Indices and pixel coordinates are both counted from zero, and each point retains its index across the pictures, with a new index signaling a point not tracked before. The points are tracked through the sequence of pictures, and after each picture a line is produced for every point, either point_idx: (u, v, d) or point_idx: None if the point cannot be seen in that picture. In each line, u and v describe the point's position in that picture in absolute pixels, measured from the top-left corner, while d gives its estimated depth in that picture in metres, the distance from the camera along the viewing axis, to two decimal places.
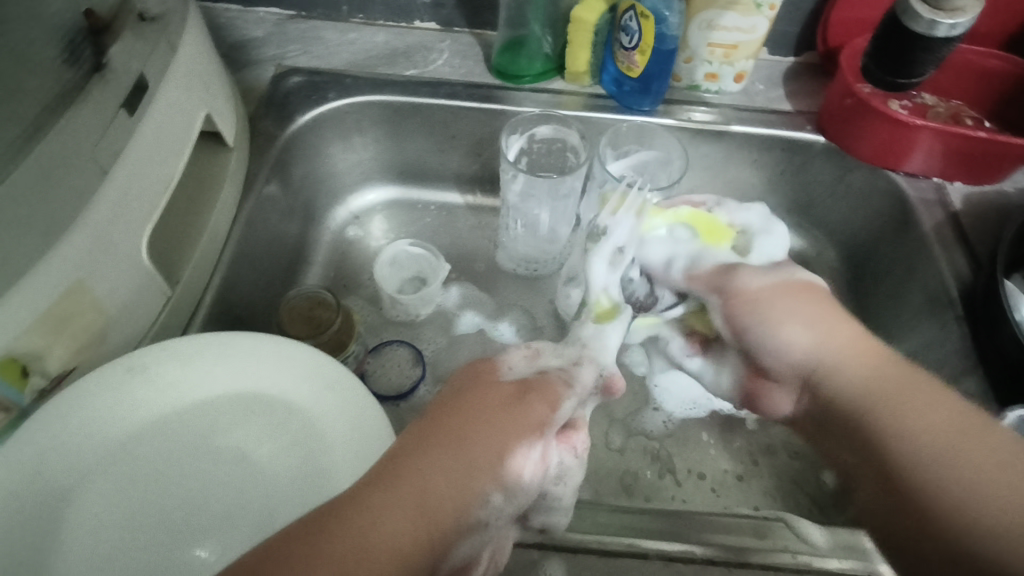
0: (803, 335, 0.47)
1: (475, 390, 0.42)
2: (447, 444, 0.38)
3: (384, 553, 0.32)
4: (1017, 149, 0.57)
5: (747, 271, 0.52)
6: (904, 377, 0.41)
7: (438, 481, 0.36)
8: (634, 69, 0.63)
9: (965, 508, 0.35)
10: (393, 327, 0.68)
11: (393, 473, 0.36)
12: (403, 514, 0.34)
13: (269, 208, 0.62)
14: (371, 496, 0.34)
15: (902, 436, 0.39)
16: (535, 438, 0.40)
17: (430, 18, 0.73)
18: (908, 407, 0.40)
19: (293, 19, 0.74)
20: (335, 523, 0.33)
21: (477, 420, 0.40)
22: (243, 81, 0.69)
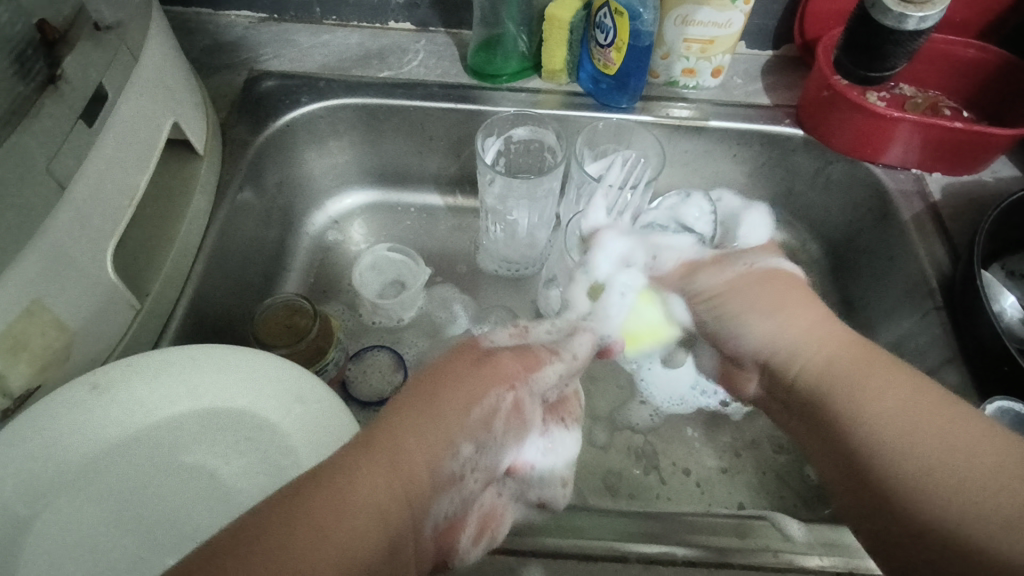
0: (761, 327, 0.47)
1: (448, 351, 0.42)
2: (419, 407, 0.38)
3: (365, 517, 0.33)
4: (995, 139, 0.57)
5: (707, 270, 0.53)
6: (870, 360, 0.42)
7: (414, 442, 0.36)
8: (611, 66, 0.63)
9: (926, 475, 0.35)
10: (373, 332, 0.68)
11: (367, 442, 0.36)
12: (379, 477, 0.34)
13: (243, 214, 0.61)
14: (353, 461, 0.34)
15: (866, 428, 0.39)
16: (505, 389, 0.40)
17: (405, 19, 0.72)
18: (874, 389, 0.40)
19: (265, 22, 0.73)
20: (307, 496, 0.32)
21: (448, 381, 0.39)
22: (215, 86, 0.68)
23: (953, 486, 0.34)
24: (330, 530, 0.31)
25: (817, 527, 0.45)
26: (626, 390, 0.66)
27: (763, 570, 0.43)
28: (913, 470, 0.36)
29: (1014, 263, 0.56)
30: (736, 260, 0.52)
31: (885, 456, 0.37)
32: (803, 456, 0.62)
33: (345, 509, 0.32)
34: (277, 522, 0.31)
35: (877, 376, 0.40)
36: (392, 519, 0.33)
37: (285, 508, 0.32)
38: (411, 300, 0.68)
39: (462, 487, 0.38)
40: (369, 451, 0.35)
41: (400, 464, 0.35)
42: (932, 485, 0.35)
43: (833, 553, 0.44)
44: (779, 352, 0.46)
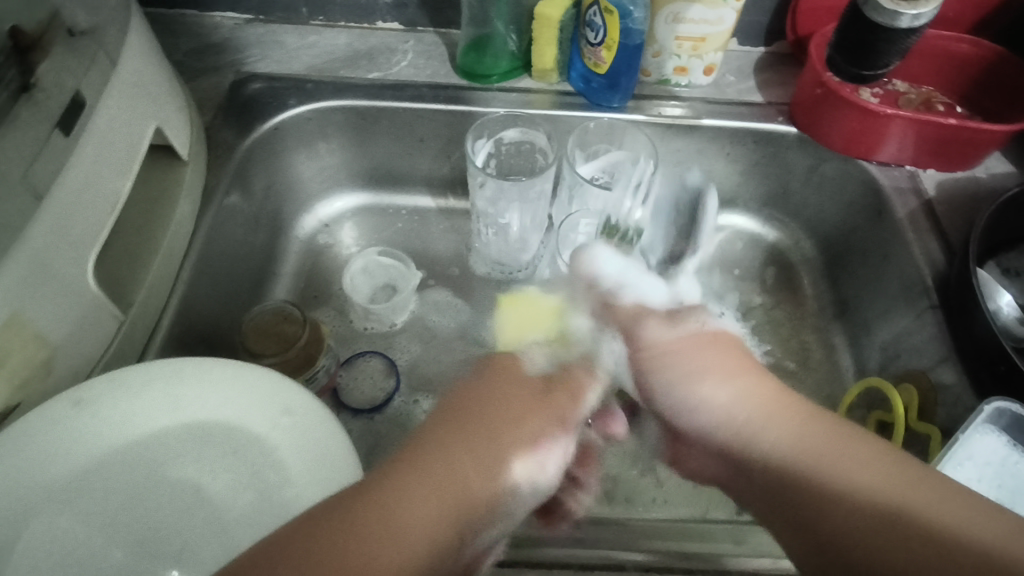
0: (718, 395, 0.45)
1: (498, 381, 0.46)
2: (477, 436, 0.41)
3: (412, 538, 0.35)
4: (990, 135, 0.56)
5: (654, 322, 0.52)
6: (840, 437, 0.38)
7: (467, 463, 0.39)
8: (601, 65, 0.62)
9: (849, 541, 0.34)
10: (365, 338, 0.67)
11: (418, 459, 0.39)
12: (431, 495, 0.37)
13: (230, 220, 0.60)
14: (401, 477, 0.37)
15: (839, 501, 0.35)
16: (557, 427, 0.45)
17: (393, 18, 0.71)
18: (833, 462, 0.37)
19: (250, 23, 0.72)
20: (353, 515, 0.34)
21: (486, 402, 0.44)
22: (200, 89, 0.67)
23: (862, 552, 0.33)
24: (379, 548, 0.34)
25: None
26: None
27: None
28: (846, 517, 0.35)
29: (1011, 260, 0.55)
30: (687, 319, 0.51)
31: (835, 517, 0.35)
32: None
33: (392, 530, 0.34)
34: (317, 548, 0.33)
35: (847, 448, 0.37)
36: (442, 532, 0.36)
37: (330, 528, 0.33)
38: (403, 304, 0.67)
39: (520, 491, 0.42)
40: (411, 470, 0.37)
41: (453, 481, 0.38)
42: (857, 552, 0.34)
43: None
44: (727, 425, 0.43)
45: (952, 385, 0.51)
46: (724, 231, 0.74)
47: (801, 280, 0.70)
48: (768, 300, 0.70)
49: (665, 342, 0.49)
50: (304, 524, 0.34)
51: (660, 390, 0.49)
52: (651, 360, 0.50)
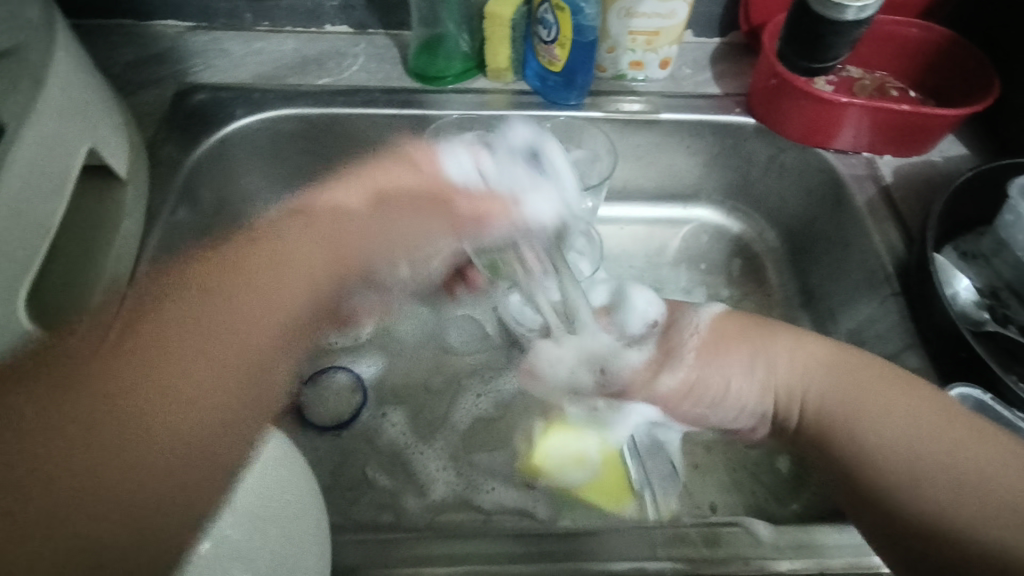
0: (783, 365, 0.50)
1: (299, 218, 0.55)
2: (220, 285, 0.47)
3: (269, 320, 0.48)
4: (941, 120, 0.57)
5: (662, 370, 0.55)
6: (870, 382, 0.47)
7: (258, 322, 0.47)
8: (556, 63, 0.61)
9: (953, 516, 0.40)
10: (328, 352, 0.65)
11: (153, 337, 0.42)
12: (190, 360, 0.41)
13: (178, 239, 0.58)
14: (162, 330, 0.43)
15: (881, 443, 0.44)
16: (361, 198, 0.59)
17: (341, 21, 0.69)
18: (874, 408, 0.46)
19: (193, 31, 0.69)
20: (155, 338, 0.42)
21: (231, 279, 0.48)
22: (141, 103, 0.64)
23: (966, 473, 0.41)
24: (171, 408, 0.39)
25: (786, 528, 0.43)
26: None
27: None
28: (919, 463, 0.42)
29: (965, 243, 0.56)
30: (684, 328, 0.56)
31: (897, 465, 0.43)
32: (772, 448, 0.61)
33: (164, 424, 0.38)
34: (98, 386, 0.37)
35: (874, 389, 0.46)
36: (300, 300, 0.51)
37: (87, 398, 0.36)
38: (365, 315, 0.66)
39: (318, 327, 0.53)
40: (164, 373, 0.40)
41: (236, 336, 0.45)
42: (918, 489, 0.41)
43: (803, 555, 0.42)
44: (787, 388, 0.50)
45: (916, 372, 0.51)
46: (688, 224, 0.74)
47: (767, 270, 0.70)
48: (735, 292, 0.70)
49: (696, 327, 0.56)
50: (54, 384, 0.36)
51: (709, 402, 0.53)
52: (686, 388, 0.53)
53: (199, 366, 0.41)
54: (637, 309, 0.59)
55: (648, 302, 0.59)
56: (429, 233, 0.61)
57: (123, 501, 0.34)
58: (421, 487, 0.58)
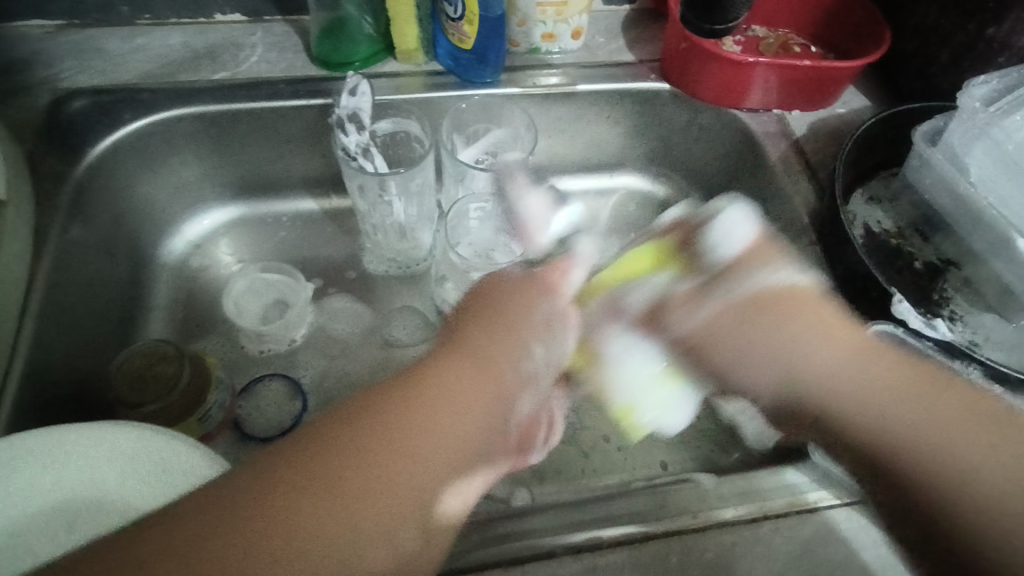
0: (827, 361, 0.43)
1: (488, 295, 0.48)
2: (400, 412, 0.39)
3: (404, 479, 0.37)
4: (842, 71, 0.59)
5: (679, 301, 0.49)
6: (919, 379, 0.40)
7: (446, 427, 0.40)
8: (466, 41, 0.59)
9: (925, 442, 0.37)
10: (261, 362, 0.62)
11: (323, 464, 0.36)
12: (380, 510, 0.36)
13: (77, 259, 0.53)
14: (299, 500, 0.35)
15: (955, 460, 0.36)
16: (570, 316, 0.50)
17: (232, 9, 0.64)
18: (890, 393, 0.40)
19: (64, 29, 0.63)
20: (314, 465, 0.36)
21: (486, 331, 0.46)
22: (11, 114, 0.57)
23: (973, 480, 0.35)
24: (269, 539, 0.33)
25: (729, 478, 0.45)
26: None
27: (686, 532, 0.42)
28: (883, 403, 0.39)
29: (873, 188, 0.59)
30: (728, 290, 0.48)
31: (852, 404, 0.40)
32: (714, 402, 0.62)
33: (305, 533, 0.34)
34: (223, 514, 0.33)
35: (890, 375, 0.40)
36: (461, 448, 0.40)
37: (279, 476, 0.35)
38: (297, 319, 0.63)
39: (523, 394, 0.46)
40: (347, 462, 0.37)
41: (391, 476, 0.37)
42: (913, 461, 0.37)
43: (746, 501, 0.44)
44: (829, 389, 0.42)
45: None
46: (618, 194, 0.74)
47: None
48: None
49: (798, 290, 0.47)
50: (291, 444, 0.37)
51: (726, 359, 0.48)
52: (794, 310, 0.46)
53: (378, 511, 0.36)
54: (724, 240, 0.49)
55: (739, 230, 0.48)
56: (533, 317, 0.48)
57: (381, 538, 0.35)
58: None
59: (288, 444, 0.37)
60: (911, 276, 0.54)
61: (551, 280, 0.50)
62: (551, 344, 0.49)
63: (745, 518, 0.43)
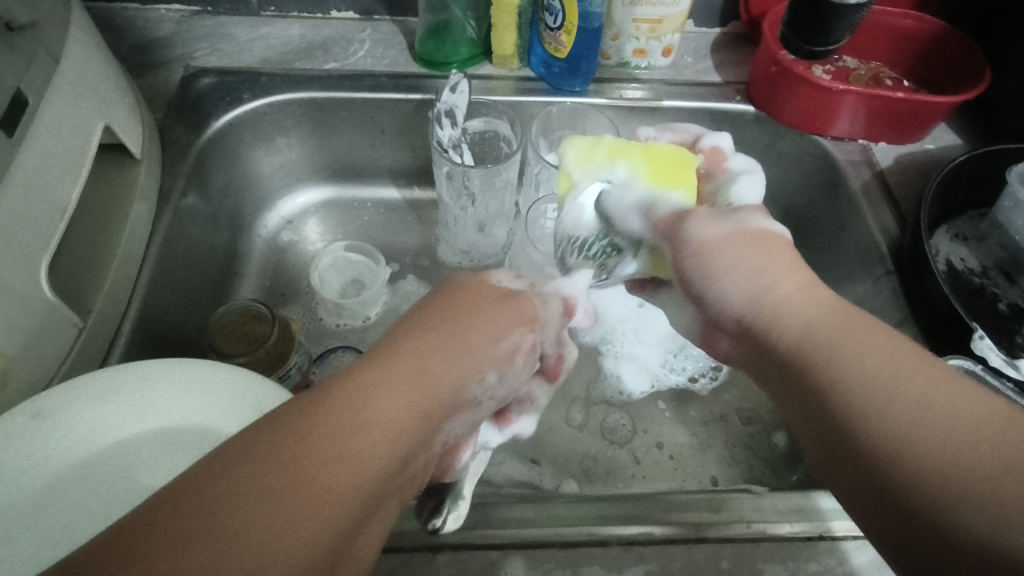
0: (736, 290, 0.43)
1: (468, 294, 0.43)
2: (330, 424, 0.31)
3: (334, 474, 0.30)
4: (935, 106, 0.59)
5: (698, 220, 0.47)
6: (850, 319, 0.37)
7: (376, 435, 0.32)
8: (561, 50, 0.62)
9: (915, 437, 0.30)
10: (335, 335, 0.66)
11: (230, 469, 0.28)
12: (267, 530, 0.27)
13: (190, 220, 0.59)
14: (199, 493, 0.27)
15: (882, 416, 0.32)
16: (526, 329, 0.44)
17: (347, 7, 0.70)
18: (855, 343, 0.35)
19: (198, 15, 0.69)
20: (225, 484, 0.27)
21: (420, 348, 0.37)
22: (148, 86, 0.64)
23: (960, 463, 0.29)
24: None
25: (788, 494, 0.45)
26: (594, 370, 0.65)
27: (740, 541, 0.43)
28: (878, 395, 0.33)
29: (959, 225, 0.58)
30: (731, 215, 0.46)
31: (858, 392, 0.33)
32: (770, 425, 0.62)
33: (238, 562, 0.25)
34: (184, 523, 0.25)
35: (862, 330, 0.36)
36: (408, 434, 0.34)
37: (172, 509, 0.26)
38: (374, 298, 0.66)
39: (459, 417, 0.40)
40: (282, 469, 0.28)
41: (311, 486, 0.29)
42: (914, 464, 0.30)
43: (804, 518, 0.44)
44: (760, 313, 0.41)
45: None
46: None
47: None
48: None
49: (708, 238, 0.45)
50: (241, 437, 0.29)
51: (703, 275, 0.45)
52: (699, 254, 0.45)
53: (263, 525, 0.27)
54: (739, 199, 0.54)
55: (753, 192, 0.55)
56: (507, 331, 0.42)
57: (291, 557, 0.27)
58: None
59: (220, 456, 0.28)
60: (993, 317, 0.53)
61: (530, 310, 0.45)
62: (506, 370, 0.43)
63: (801, 536, 0.43)
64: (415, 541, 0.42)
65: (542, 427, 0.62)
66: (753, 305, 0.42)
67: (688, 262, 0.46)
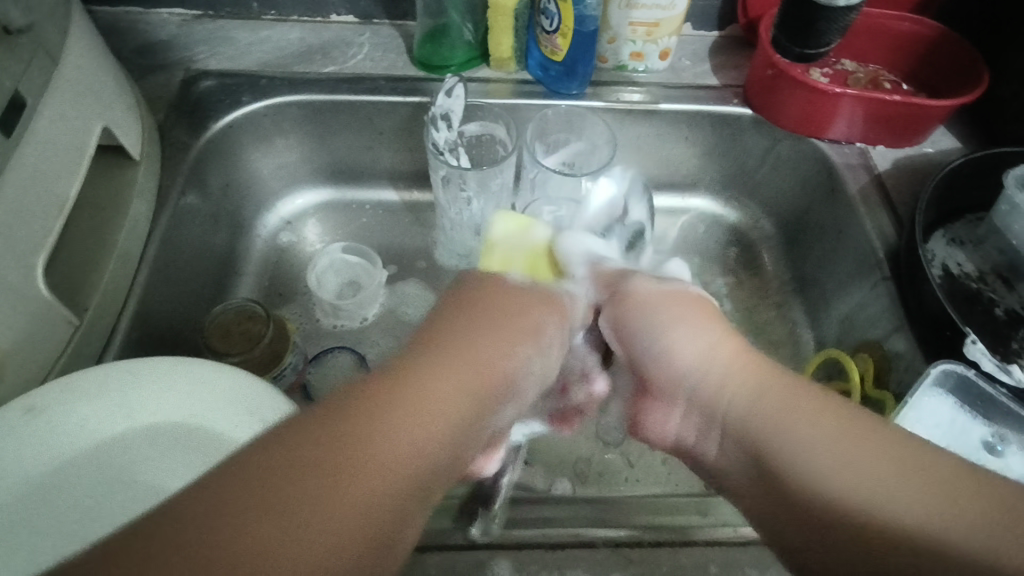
0: (690, 348, 0.43)
1: (505, 278, 0.47)
2: (395, 402, 0.33)
3: (405, 449, 0.32)
4: (932, 110, 0.58)
5: (642, 279, 0.50)
6: (773, 380, 0.38)
7: (438, 418, 0.34)
8: (558, 53, 0.62)
9: (874, 514, 0.30)
10: (333, 335, 0.66)
11: (322, 432, 0.30)
12: (335, 501, 0.28)
13: (189, 219, 0.59)
14: (283, 452, 0.29)
15: (827, 497, 0.32)
16: (557, 320, 0.47)
17: (346, 11, 0.70)
18: (798, 421, 0.35)
19: (200, 19, 0.70)
20: (302, 445, 0.29)
21: (467, 339, 0.40)
22: (149, 88, 0.65)
23: (937, 548, 0.28)
24: (279, 538, 0.26)
25: None
26: None
27: (728, 545, 0.42)
28: (835, 475, 0.32)
29: (956, 229, 0.57)
30: (671, 279, 0.50)
31: (817, 470, 0.33)
32: None
33: (309, 522, 0.27)
34: (238, 496, 0.26)
35: (801, 402, 0.36)
36: (460, 424, 0.35)
37: (262, 469, 0.28)
38: (371, 298, 0.67)
39: (509, 406, 0.41)
40: (348, 442, 0.30)
41: (386, 458, 0.31)
42: (903, 547, 0.29)
43: None
44: (705, 381, 0.42)
45: (904, 352, 0.52)
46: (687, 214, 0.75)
47: (764, 259, 0.71)
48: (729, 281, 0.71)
49: (639, 291, 0.48)
50: (296, 423, 0.31)
51: (631, 329, 0.47)
52: (636, 306, 0.47)
53: (335, 486, 0.29)
54: None
55: None
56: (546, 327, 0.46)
57: (361, 515, 0.29)
58: None
59: (276, 438, 0.30)
60: (989, 322, 0.53)
61: (562, 306, 0.49)
62: (548, 352, 0.46)
63: None
64: None
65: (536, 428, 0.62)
66: (695, 376, 0.42)
67: (619, 332, 0.48)
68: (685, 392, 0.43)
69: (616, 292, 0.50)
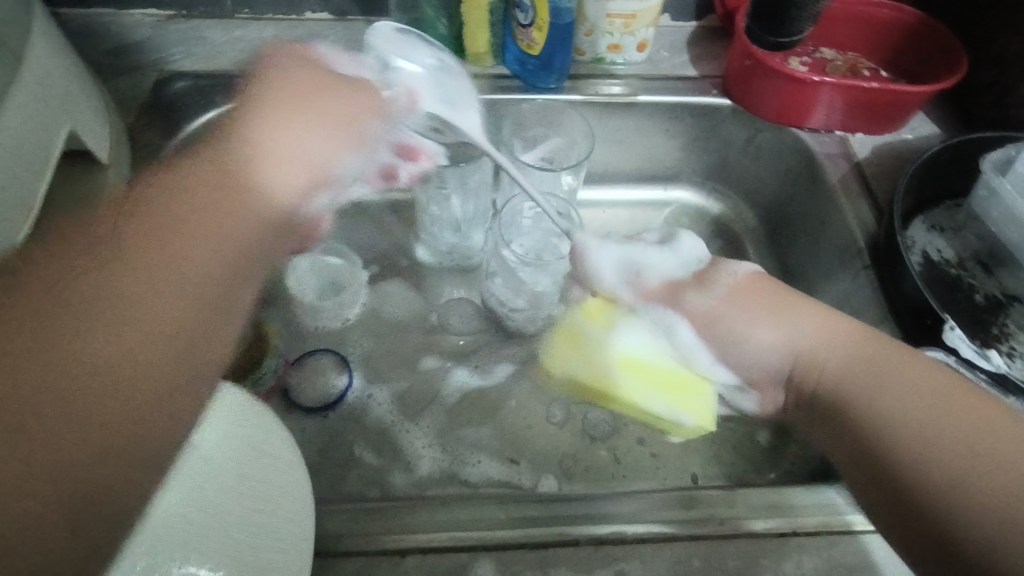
0: (769, 335, 0.47)
1: (280, 85, 0.55)
2: (122, 270, 0.41)
3: (161, 305, 0.41)
4: (911, 96, 0.58)
5: (690, 292, 0.51)
6: (878, 350, 0.43)
7: (174, 291, 0.42)
8: (534, 47, 0.62)
9: (942, 465, 0.37)
10: (315, 337, 0.65)
11: (39, 345, 0.36)
12: (96, 369, 0.37)
13: None
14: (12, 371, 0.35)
15: (908, 456, 0.38)
16: (397, 128, 0.60)
17: (320, 8, 0.69)
18: (907, 378, 0.42)
19: (171, 19, 0.69)
20: (39, 345, 0.36)
21: (208, 207, 0.47)
22: (121, 91, 0.64)
23: (968, 501, 0.35)
24: (68, 395, 0.35)
25: (760, 490, 0.44)
26: None
27: (711, 539, 0.43)
28: (901, 419, 0.40)
29: (936, 216, 0.57)
30: (718, 271, 0.51)
31: (881, 421, 0.40)
32: (752, 420, 0.62)
33: (81, 389, 0.36)
34: (1, 414, 0.33)
35: (896, 365, 0.42)
36: (230, 266, 0.46)
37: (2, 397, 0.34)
38: (351, 299, 0.67)
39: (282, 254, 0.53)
40: (79, 307, 0.39)
41: (133, 325, 0.40)
42: (955, 496, 0.36)
43: (776, 514, 0.43)
44: (799, 359, 0.46)
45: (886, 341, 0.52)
46: (670, 207, 0.74)
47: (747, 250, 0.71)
48: None
49: (726, 295, 0.49)
50: (31, 315, 0.37)
51: (720, 343, 0.49)
52: (700, 325, 0.50)
53: (76, 394, 0.36)
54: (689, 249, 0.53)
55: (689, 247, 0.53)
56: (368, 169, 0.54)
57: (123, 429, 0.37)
58: (408, 464, 0.58)
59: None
60: (970, 308, 0.53)
61: (377, 101, 0.58)
62: (365, 154, 0.59)
63: (774, 532, 0.43)
64: (384, 547, 0.42)
65: (522, 424, 0.61)
66: (791, 359, 0.46)
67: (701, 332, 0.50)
68: (791, 380, 0.47)
69: (696, 325, 0.50)
